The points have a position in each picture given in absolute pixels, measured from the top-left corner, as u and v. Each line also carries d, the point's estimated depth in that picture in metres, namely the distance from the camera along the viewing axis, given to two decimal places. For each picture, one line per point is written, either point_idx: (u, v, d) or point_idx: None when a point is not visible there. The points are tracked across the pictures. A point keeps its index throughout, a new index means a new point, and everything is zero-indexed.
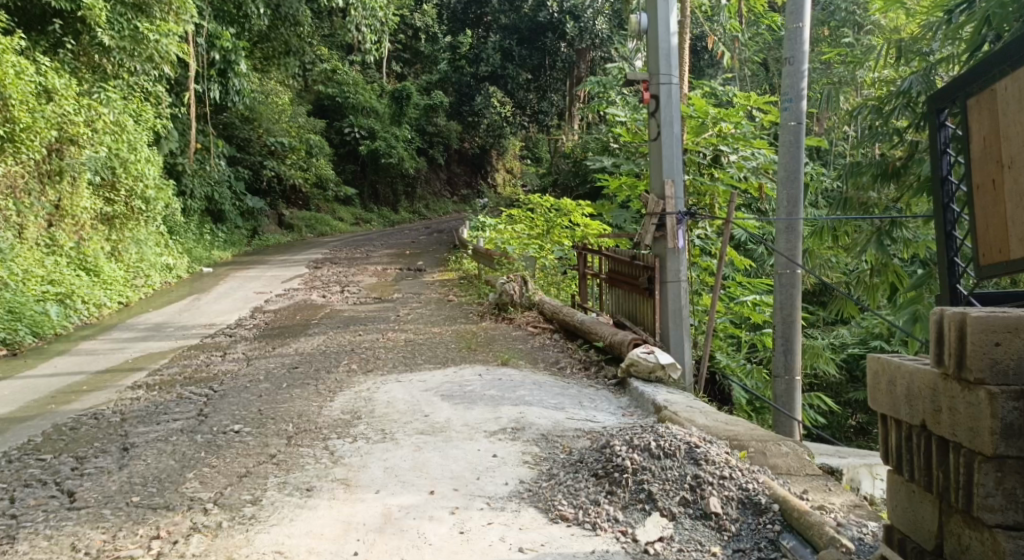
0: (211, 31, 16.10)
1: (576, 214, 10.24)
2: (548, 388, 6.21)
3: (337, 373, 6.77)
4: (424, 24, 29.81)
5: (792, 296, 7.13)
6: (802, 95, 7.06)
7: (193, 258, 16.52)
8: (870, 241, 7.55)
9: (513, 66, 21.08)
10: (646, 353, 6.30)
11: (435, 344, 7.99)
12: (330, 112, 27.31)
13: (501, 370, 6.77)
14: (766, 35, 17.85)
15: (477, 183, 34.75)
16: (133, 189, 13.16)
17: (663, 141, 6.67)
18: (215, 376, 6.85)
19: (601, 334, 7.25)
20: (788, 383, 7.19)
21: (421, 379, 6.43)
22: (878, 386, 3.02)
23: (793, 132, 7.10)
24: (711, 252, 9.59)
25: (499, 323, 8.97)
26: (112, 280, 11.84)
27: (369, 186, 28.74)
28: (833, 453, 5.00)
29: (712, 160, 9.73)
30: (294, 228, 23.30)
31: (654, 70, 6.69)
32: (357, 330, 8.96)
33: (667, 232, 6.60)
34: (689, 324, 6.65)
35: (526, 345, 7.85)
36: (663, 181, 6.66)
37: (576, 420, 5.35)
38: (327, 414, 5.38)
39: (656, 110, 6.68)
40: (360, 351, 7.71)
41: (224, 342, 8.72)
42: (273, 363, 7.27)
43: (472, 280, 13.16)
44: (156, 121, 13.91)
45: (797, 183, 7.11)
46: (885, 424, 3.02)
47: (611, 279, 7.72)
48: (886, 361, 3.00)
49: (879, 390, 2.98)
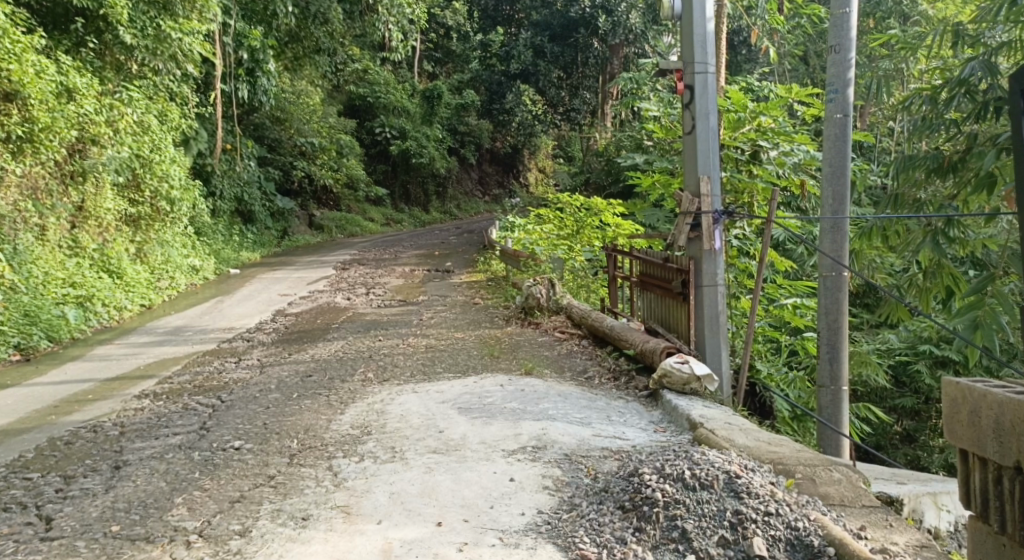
0: (238, 30, 15.87)
1: (608, 214, 9.80)
2: (573, 400, 5.77)
3: (352, 383, 6.42)
4: (455, 22, 29.48)
5: (838, 302, 6.64)
6: (848, 85, 6.56)
7: (220, 260, 16.32)
8: (927, 240, 7.00)
9: (545, 64, 20.61)
10: (680, 363, 5.84)
11: (457, 351, 7.61)
12: (360, 112, 27.11)
13: (524, 380, 6.37)
14: (806, 28, 17.20)
15: (509, 182, 34.38)
16: (159, 190, 12.94)
17: (699, 135, 6.23)
18: (226, 384, 6.53)
19: (632, 341, 6.81)
20: (835, 394, 6.70)
21: (438, 390, 6.05)
22: (958, 418, 3.04)
23: (840, 126, 6.59)
24: (749, 254, 9.08)
25: (525, 328, 8.55)
26: (136, 283, 11.65)
27: (400, 186, 28.47)
28: (890, 478, 4.58)
29: (750, 156, 9.15)
30: (324, 229, 23.08)
31: (688, 59, 6.24)
32: (378, 335, 8.61)
33: (702, 232, 6.16)
34: (727, 329, 6.21)
35: (553, 353, 7.44)
36: (698, 178, 6.20)
37: (603, 437, 4.93)
38: (334, 429, 5.03)
39: (691, 102, 6.23)
40: (378, 359, 7.35)
41: (240, 347, 8.43)
42: (287, 371, 6.94)
43: (500, 282, 12.77)
44: (181, 121, 13.67)
45: (843, 179, 6.58)
46: (966, 463, 3.03)
47: (642, 283, 7.25)
48: (966, 392, 3.02)
49: (961, 423, 3.00)
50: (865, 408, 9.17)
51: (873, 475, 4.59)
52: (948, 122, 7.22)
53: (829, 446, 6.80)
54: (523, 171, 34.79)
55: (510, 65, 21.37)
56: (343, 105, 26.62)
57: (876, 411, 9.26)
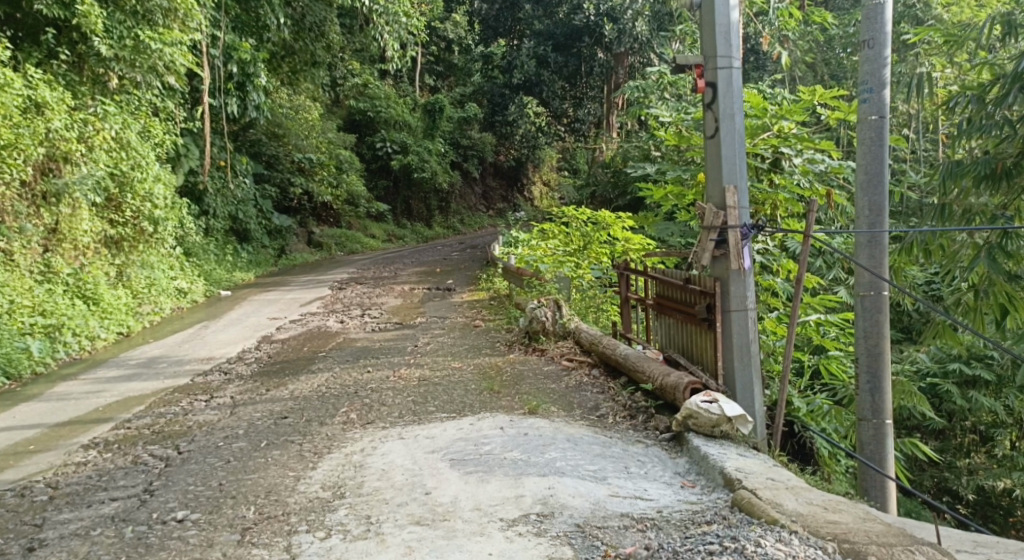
0: (228, 42, 15.03)
1: (616, 228, 9.06)
2: (585, 447, 4.99)
3: (330, 427, 5.61)
4: (456, 35, 28.85)
5: (879, 324, 5.83)
6: (884, 83, 5.78)
7: (211, 281, 15.51)
8: (978, 256, 6.65)
9: (549, 74, 19.81)
10: (708, 402, 5.07)
11: (453, 385, 6.79)
12: (361, 127, 26.37)
13: (527, 421, 5.57)
14: (818, 33, 16.38)
15: (513, 197, 33.58)
16: (141, 211, 12.18)
17: (722, 139, 5.44)
18: (188, 430, 5.73)
19: (649, 373, 6.01)
20: (878, 429, 5.87)
21: (428, 436, 5.25)
22: None
23: (876, 128, 5.80)
24: (773, 272, 8.28)
25: (529, 356, 7.75)
26: (114, 308, 10.85)
27: (402, 202, 27.72)
28: (972, 548, 3.81)
29: (772, 164, 8.39)
30: (323, 246, 22.28)
31: (708, 54, 5.48)
32: (367, 365, 7.80)
33: (729, 250, 5.38)
34: (759, 360, 5.46)
35: (560, 385, 6.63)
36: (723, 189, 5.44)
37: (621, 499, 4.18)
38: (301, 490, 4.25)
39: (713, 101, 5.46)
40: (363, 395, 6.55)
41: (215, 382, 7.61)
42: (260, 412, 6.16)
43: (504, 301, 11.97)
44: (165, 137, 12.91)
45: (881, 188, 5.78)
46: None
47: (658, 306, 6.42)
48: None
49: None
50: (913, 445, 9.01)
51: (954, 547, 3.80)
52: (1000, 122, 6.64)
53: (872, 492, 5.93)
54: (527, 185, 34.01)
55: (511, 76, 20.53)
56: (343, 120, 25.88)
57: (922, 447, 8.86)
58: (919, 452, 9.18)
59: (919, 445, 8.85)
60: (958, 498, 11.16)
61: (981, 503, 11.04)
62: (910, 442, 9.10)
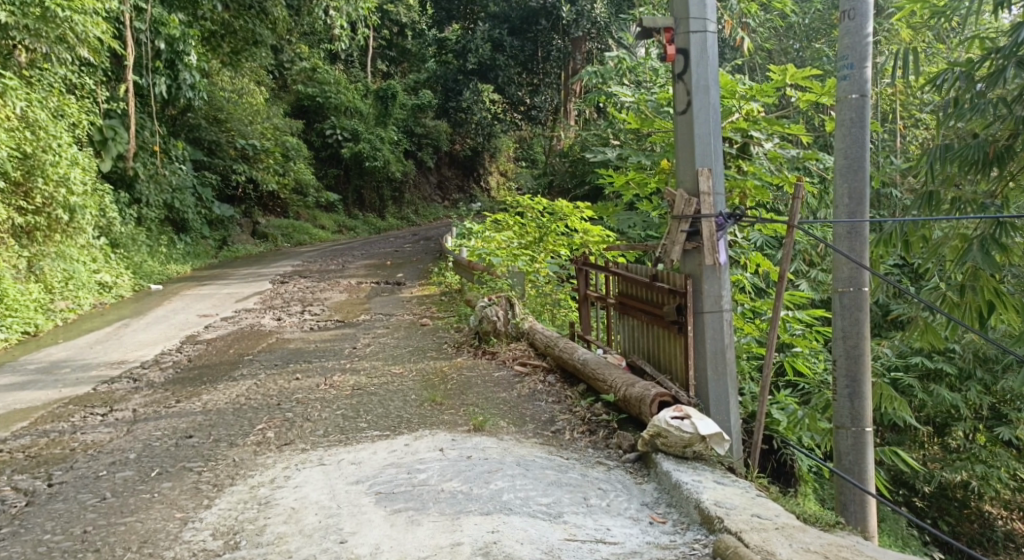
0: (155, 16, 13.91)
1: (574, 218, 8.36)
2: (537, 473, 4.24)
3: (239, 450, 4.79)
4: (408, 20, 27.90)
5: (859, 323, 5.17)
6: (866, 59, 5.09)
7: (140, 274, 14.37)
8: (970, 249, 6.02)
9: (504, 59, 18.89)
10: (678, 418, 4.37)
11: (391, 395, 5.98)
12: (310, 113, 25.28)
13: (471, 440, 4.80)
14: (778, 19, 15.78)
15: (469, 187, 32.70)
16: (54, 198, 11.19)
17: (696, 115, 4.73)
18: (69, 455, 4.92)
19: (612, 382, 5.30)
20: (857, 438, 5.22)
21: (353, 461, 4.46)
22: None
23: (856, 109, 5.13)
24: (742, 266, 7.54)
25: (478, 360, 6.96)
26: (19, 306, 9.96)
27: (353, 191, 26.62)
28: None
29: (739, 149, 7.77)
30: (268, 237, 21.16)
31: (679, 15, 4.75)
32: (297, 371, 6.95)
33: (703, 243, 4.70)
34: (735, 369, 4.78)
35: (511, 394, 5.87)
36: (695, 172, 4.73)
37: (580, 546, 3.50)
38: (184, 540, 3.57)
39: (684, 70, 4.74)
40: (286, 408, 5.71)
41: (119, 392, 6.74)
42: (160, 431, 5.33)
43: (454, 297, 11.14)
44: (81, 117, 12.07)
45: (862, 174, 5.12)
46: None
47: (621, 306, 5.69)
48: None
49: None
50: (892, 453, 8.18)
51: None
52: (992, 102, 6.00)
53: (851, 509, 5.28)
54: (483, 174, 33.11)
55: (465, 61, 19.60)
56: (290, 106, 24.77)
57: (905, 457, 8.06)
58: (900, 461, 8.43)
59: (899, 454, 8.08)
60: (913, 490, 10.79)
61: (936, 496, 10.68)
62: (888, 449, 8.46)
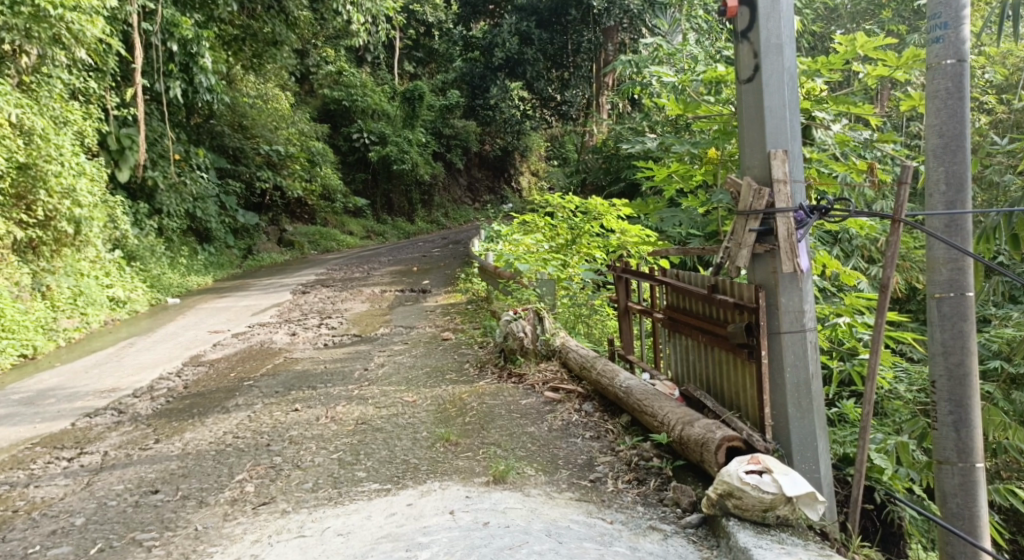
0: (166, 17, 13.05)
1: (610, 218, 7.39)
2: (572, 550, 3.36)
3: (206, 514, 3.92)
4: (436, 19, 26.99)
5: (963, 336, 3.77)
6: (964, 13, 3.70)
7: (158, 288, 13.65)
8: None
9: (533, 52, 17.89)
10: (751, 471, 3.39)
11: (400, 431, 5.05)
12: (336, 116, 24.55)
13: (490, 496, 3.88)
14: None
15: (500, 187, 31.83)
16: (57, 209, 10.49)
17: (765, 81, 3.74)
18: (10, 519, 4.09)
19: (667, 420, 4.32)
20: (965, 476, 3.84)
21: (341, 531, 3.63)
22: None
23: (953, 78, 3.74)
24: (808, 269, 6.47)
25: (503, 384, 5.98)
26: (18, 326, 9.23)
27: (381, 195, 25.84)
28: None
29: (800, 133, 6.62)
30: (295, 245, 20.41)
31: None
32: (298, 400, 6.08)
33: (781, 246, 3.71)
34: (822, 402, 3.80)
35: (542, 429, 4.90)
36: (769, 154, 3.74)
37: None
38: None
39: (749, 23, 3.76)
40: (274, 452, 4.80)
41: (97, 429, 5.91)
42: (124, 484, 4.47)
43: (482, 306, 10.19)
44: (85, 125, 11.35)
45: (962, 158, 3.73)
46: None
47: (672, 322, 4.68)
48: None
49: None
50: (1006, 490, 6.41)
51: None
52: None
53: None
54: (514, 174, 32.22)
55: (492, 56, 18.61)
56: (316, 110, 24.08)
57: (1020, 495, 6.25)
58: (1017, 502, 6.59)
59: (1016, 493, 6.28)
60: None
61: None
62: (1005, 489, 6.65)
